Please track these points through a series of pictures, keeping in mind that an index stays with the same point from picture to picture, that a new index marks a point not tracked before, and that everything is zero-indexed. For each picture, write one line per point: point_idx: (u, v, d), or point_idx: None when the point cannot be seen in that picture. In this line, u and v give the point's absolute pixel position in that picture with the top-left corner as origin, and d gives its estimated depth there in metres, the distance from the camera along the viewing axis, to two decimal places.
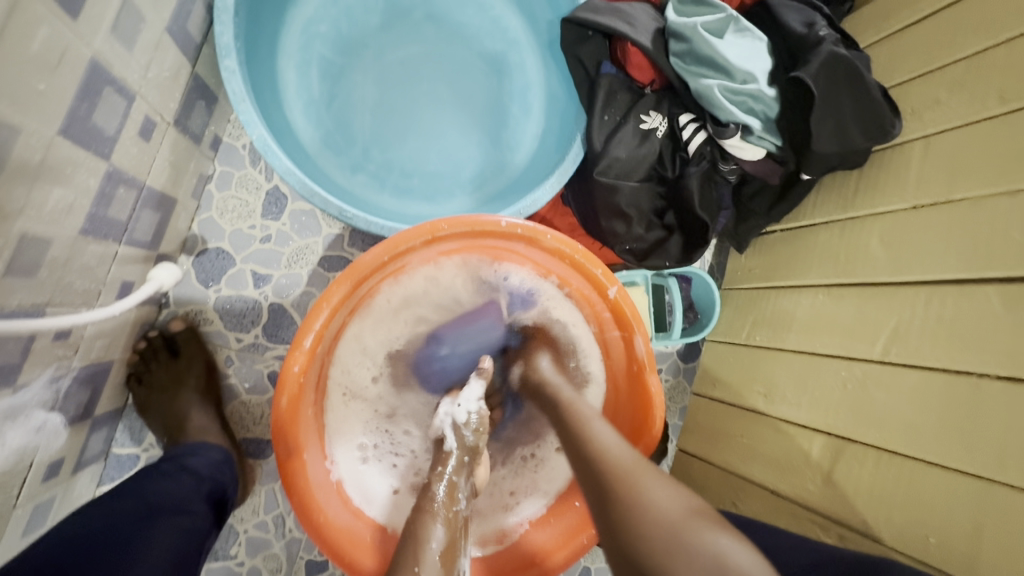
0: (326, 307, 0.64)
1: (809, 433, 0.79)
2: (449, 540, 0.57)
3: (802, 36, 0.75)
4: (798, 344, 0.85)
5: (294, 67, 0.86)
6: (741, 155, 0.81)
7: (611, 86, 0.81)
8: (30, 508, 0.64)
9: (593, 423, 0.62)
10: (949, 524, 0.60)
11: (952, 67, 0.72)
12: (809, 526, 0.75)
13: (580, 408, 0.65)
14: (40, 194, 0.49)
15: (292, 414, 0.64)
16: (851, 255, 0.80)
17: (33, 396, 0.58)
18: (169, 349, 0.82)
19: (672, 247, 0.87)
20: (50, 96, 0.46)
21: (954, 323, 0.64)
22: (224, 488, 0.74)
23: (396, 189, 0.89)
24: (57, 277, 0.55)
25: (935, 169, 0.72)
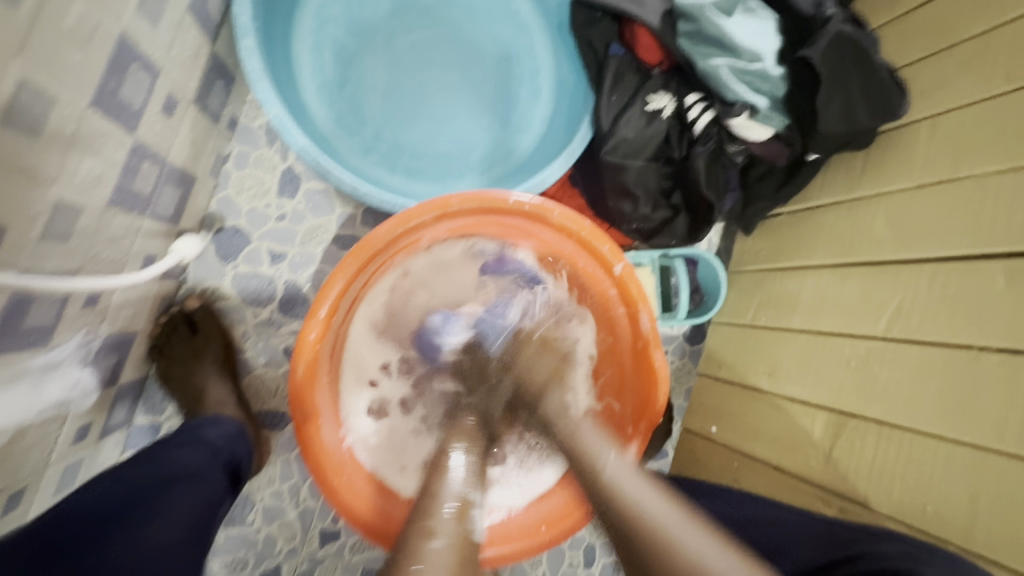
0: (341, 278, 0.67)
1: (812, 410, 0.80)
2: (462, 506, 0.55)
3: (810, 17, 0.75)
4: (802, 324, 0.86)
5: (308, 50, 0.88)
6: (747, 135, 0.82)
7: (619, 67, 0.83)
8: (60, 468, 0.68)
9: (596, 450, 0.59)
10: (946, 494, 0.61)
11: (961, 46, 0.72)
12: (810, 500, 0.76)
13: (581, 430, 0.63)
14: (73, 164, 0.51)
15: (309, 381, 0.67)
16: (856, 235, 0.81)
17: (65, 359, 0.61)
18: (188, 325, 0.85)
19: (677, 227, 0.89)
20: (83, 69, 0.49)
21: (956, 300, 0.65)
22: (239, 460, 0.78)
23: (407, 170, 0.91)
24: (87, 245, 0.58)
25: (941, 149, 0.72)
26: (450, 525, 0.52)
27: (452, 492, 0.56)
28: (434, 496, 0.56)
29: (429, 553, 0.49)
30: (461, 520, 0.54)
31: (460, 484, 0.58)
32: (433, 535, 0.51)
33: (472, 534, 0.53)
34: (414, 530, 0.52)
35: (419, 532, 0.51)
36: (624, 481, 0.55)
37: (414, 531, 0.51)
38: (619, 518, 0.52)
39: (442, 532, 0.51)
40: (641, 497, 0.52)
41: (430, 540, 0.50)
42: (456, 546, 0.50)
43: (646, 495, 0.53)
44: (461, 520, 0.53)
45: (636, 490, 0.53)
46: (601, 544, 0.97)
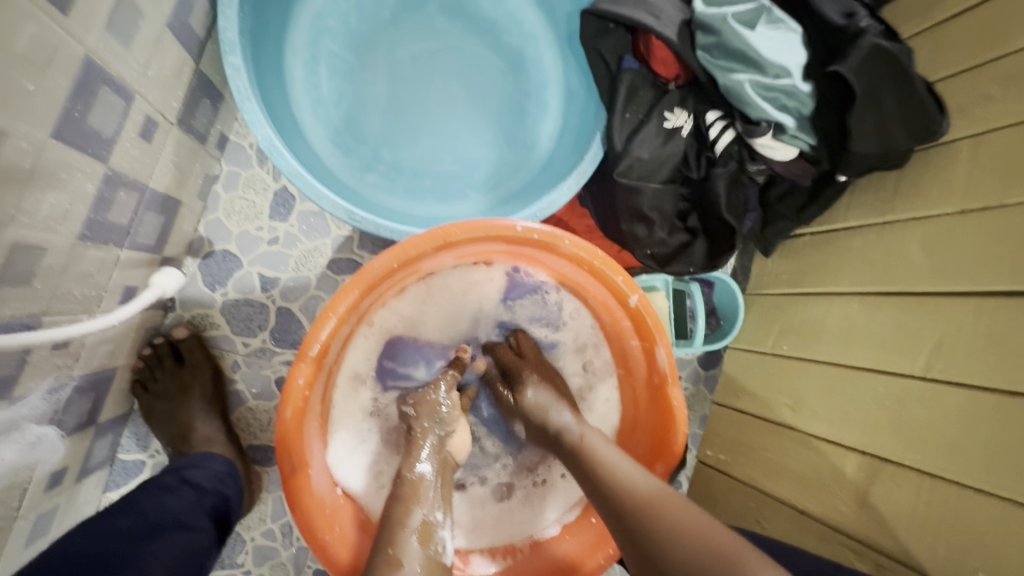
0: (333, 317, 0.61)
1: (842, 451, 0.74)
2: (425, 533, 0.58)
3: (841, 29, 0.70)
4: (829, 355, 0.80)
5: (302, 63, 0.83)
6: (772, 155, 0.76)
7: (633, 82, 0.77)
8: (32, 519, 0.63)
9: (594, 441, 0.61)
10: (999, 559, 0.55)
11: (1006, 59, 0.66)
12: (841, 550, 0.71)
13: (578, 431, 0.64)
14: (33, 201, 0.47)
15: (298, 427, 0.62)
16: (889, 262, 0.75)
17: (30, 408, 0.56)
18: (174, 356, 0.80)
19: (696, 252, 0.82)
20: (40, 96, 0.44)
21: (1006, 340, 0.59)
22: (227, 502, 0.72)
23: (407, 190, 0.86)
24: (54, 285, 0.53)
25: (985, 171, 0.66)
26: (417, 553, 0.56)
27: (416, 517, 0.59)
28: (400, 523, 0.58)
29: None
30: (426, 545, 0.57)
31: (424, 506, 0.60)
32: (400, 564, 0.54)
33: (437, 555, 0.57)
34: (378, 561, 0.55)
35: (386, 562, 0.54)
36: (618, 464, 0.58)
37: (379, 561, 0.54)
38: (612, 501, 0.55)
39: (411, 560, 0.55)
40: (631, 476, 0.55)
41: (398, 572, 0.54)
42: (425, 572, 0.55)
43: (638, 475, 0.56)
44: (426, 547, 0.57)
45: (628, 470, 0.56)
46: None
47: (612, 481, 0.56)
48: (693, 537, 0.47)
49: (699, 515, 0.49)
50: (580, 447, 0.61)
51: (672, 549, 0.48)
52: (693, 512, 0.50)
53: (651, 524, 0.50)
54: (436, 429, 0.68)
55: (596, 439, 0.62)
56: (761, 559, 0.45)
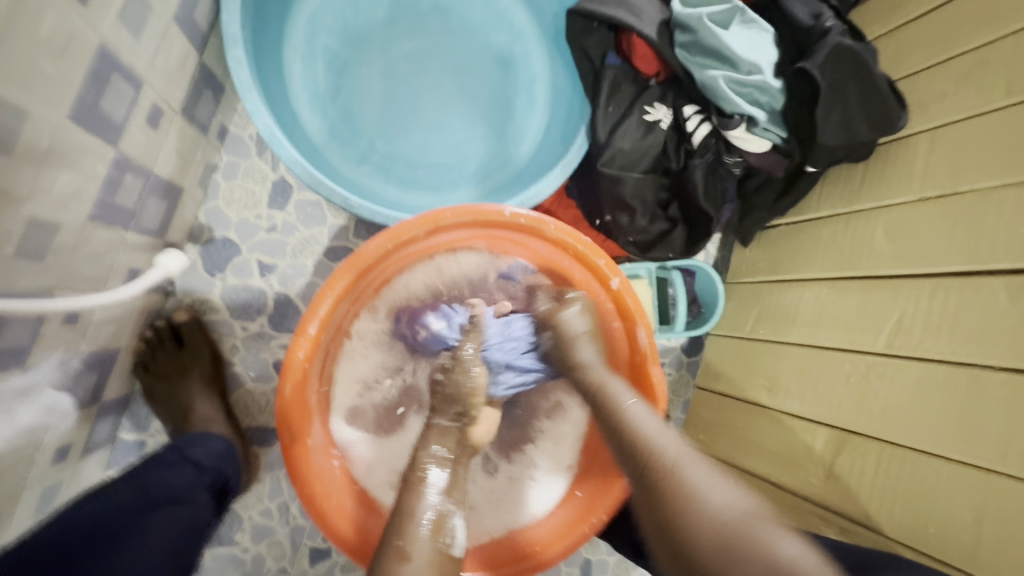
0: (331, 295, 0.65)
1: (812, 426, 0.78)
2: (437, 523, 0.57)
3: (809, 28, 0.75)
4: (801, 338, 0.85)
5: (300, 58, 0.87)
6: (746, 147, 0.80)
7: (615, 78, 0.82)
8: (39, 490, 0.65)
9: (619, 393, 0.62)
10: (949, 517, 0.59)
11: (960, 58, 0.71)
12: (811, 519, 0.75)
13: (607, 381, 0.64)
14: (48, 179, 0.50)
15: (297, 400, 0.65)
16: (856, 249, 0.80)
17: (40, 381, 0.59)
18: (175, 339, 0.83)
19: (675, 240, 0.88)
20: (58, 82, 0.47)
21: (957, 317, 0.64)
22: (226, 478, 0.75)
23: (401, 180, 0.89)
24: (64, 262, 0.56)
25: (942, 161, 0.71)
26: (425, 545, 0.55)
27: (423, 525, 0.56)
28: (410, 513, 0.57)
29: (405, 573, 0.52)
30: (437, 536, 0.56)
31: (436, 495, 0.59)
32: (408, 557, 0.53)
33: (447, 548, 0.56)
34: (388, 551, 0.54)
35: (392, 553, 0.53)
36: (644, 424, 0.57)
37: (387, 552, 0.54)
38: (637, 455, 0.55)
39: (418, 548, 0.54)
40: (658, 436, 0.55)
41: (405, 562, 0.53)
42: (433, 560, 0.54)
43: (663, 436, 0.56)
44: (436, 538, 0.56)
45: (653, 432, 0.56)
46: (597, 560, 0.95)
47: (637, 436, 0.56)
48: (701, 515, 0.45)
49: (716, 486, 0.48)
50: (609, 391, 0.62)
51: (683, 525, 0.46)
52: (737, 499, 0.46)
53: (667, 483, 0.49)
54: (455, 422, 0.66)
55: (623, 392, 0.62)
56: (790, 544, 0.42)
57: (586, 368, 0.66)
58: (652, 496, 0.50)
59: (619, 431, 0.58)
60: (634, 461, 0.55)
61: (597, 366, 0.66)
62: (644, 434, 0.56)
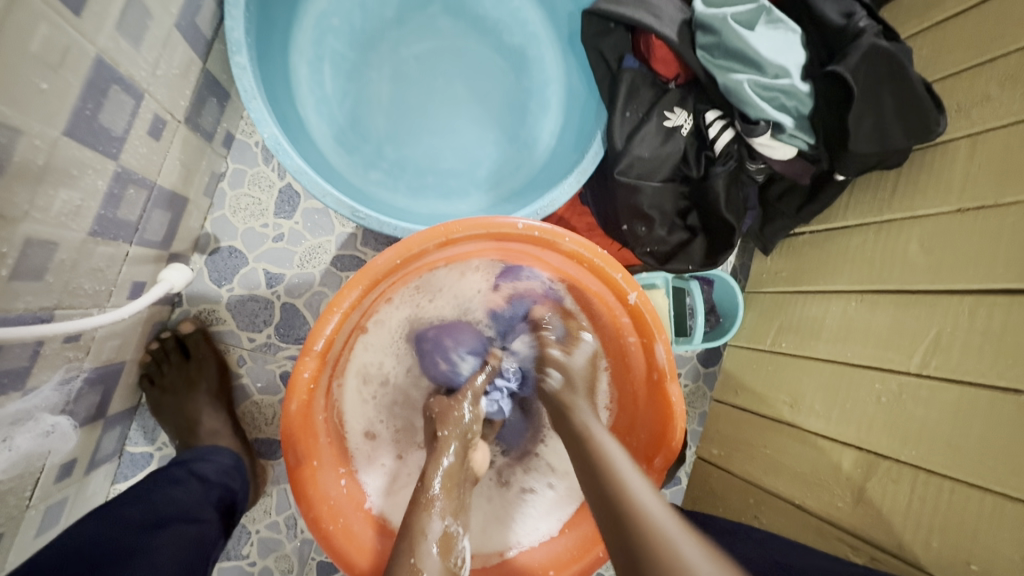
0: (338, 312, 0.62)
1: (839, 447, 0.75)
2: (445, 545, 0.59)
3: (841, 29, 0.70)
4: (827, 353, 0.81)
5: (307, 62, 0.84)
6: (770, 155, 0.77)
7: (634, 81, 0.78)
8: (43, 509, 0.64)
9: (609, 448, 0.59)
10: (992, 553, 0.56)
11: (1005, 59, 0.67)
12: (837, 545, 0.71)
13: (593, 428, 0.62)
14: (45, 197, 0.48)
15: (303, 420, 0.63)
16: (888, 261, 0.76)
17: (41, 401, 0.57)
18: (181, 350, 0.81)
19: (695, 251, 0.83)
20: (53, 96, 0.45)
21: (1001, 338, 0.60)
22: (234, 494, 0.74)
23: (410, 188, 0.87)
24: (65, 279, 0.54)
25: (984, 170, 0.67)
26: (435, 562, 0.57)
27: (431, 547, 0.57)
28: (419, 531, 0.58)
29: None
30: (445, 557, 0.58)
31: (442, 516, 0.61)
32: (419, 573, 0.54)
33: (455, 566, 0.59)
34: (399, 566, 0.55)
35: (405, 569, 0.54)
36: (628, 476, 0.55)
37: (401, 568, 0.54)
38: (621, 514, 0.52)
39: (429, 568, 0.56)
40: (645, 498, 0.52)
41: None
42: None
43: (647, 494, 0.53)
44: (445, 559, 0.58)
45: (641, 490, 0.53)
46: None
47: (622, 493, 0.53)
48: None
49: (714, 565, 0.45)
50: (596, 452, 0.59)
51: None
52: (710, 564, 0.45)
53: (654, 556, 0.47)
54: (460, 435, 0.68)
55: (613, 448, 0.59)
56: None
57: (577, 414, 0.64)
58: (641, 570, 0.47)
59: (598, 476, 0.57)
60: (617, 519, 0.52)
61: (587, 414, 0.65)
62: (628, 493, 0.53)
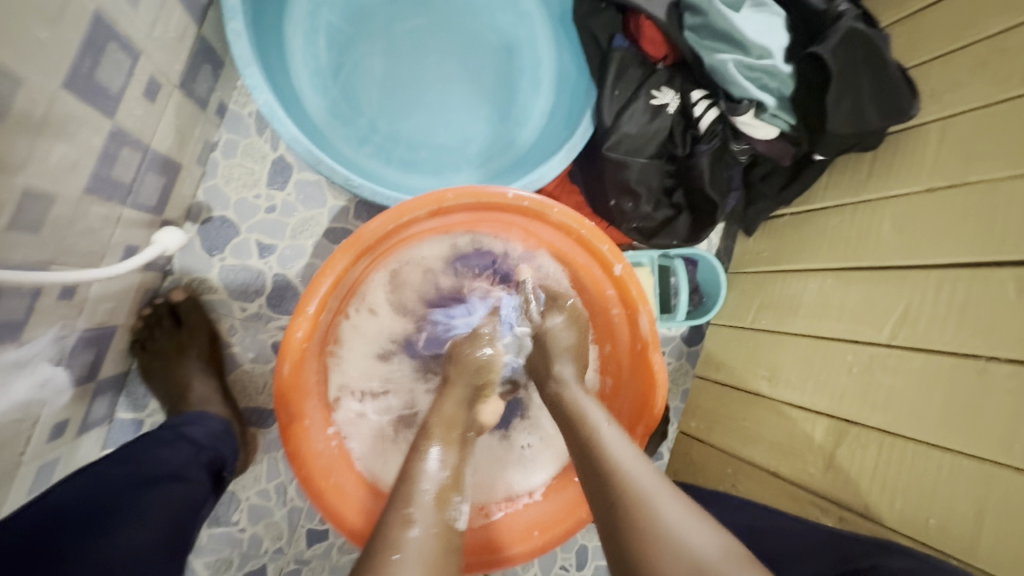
0: (330, 275, 0.64)
1: (812, 416, 0.78)
2: (442, 498, 0.55)
3: (821, 13, 0.73)
4: (804, 328, 0.84)
5: (301, 34, 0.85)
6: (753, 134, 0.79)
7: (623, 61, 0.80)
8: (34, 467, 0.65)
9: (595, 418, 0.60)
10: (950, 508, 0.59)
11: (976, 45, 0.69)
12: (808, 508, 0.75)
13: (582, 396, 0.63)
14: (44, 150, 0.49)
15: (295, 381, 0.65)
16: (861, 239, 0.79)
17: (35, 357, 0.58)
18: (173, 317, 0.82)
19: (679, 227, 0.87)
20: (52, 48, 0.46)
21: (963, 308, 0.63)
22: (223, 459, 0.75)
23: (403, 162, 0.88)
24: (60, 236, 0.55)
25: (952, 151, 0.70)
26: (429, 513, 0.52)
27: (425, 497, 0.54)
28: (409, 492, 0.54)
29: (405, 542, 0.49)
30: (442, 509, 0.54)
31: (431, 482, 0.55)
32: (412, 522, 0.51)
33: (451, 521, 0.54)
34: (391, 518, 0.52)
35: (396, 522, 0.50)
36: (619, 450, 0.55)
37: (391, 523, 0.51)
38: (610, 487, 0.52)
39: (421, 519, 0.52)
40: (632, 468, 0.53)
41: (408, 530, 0.50)
42: (439, 537, 0.51)
43: (637, 463, 0.54)
44: (441, 512, 0.53)
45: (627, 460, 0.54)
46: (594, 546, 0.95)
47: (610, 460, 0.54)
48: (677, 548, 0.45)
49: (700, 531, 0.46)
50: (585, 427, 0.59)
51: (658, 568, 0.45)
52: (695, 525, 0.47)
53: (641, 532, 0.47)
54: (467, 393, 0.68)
55: (597, 414, 0.60)
56: None
57: (564, 386, 0.65)
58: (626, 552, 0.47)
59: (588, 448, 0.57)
60: (606, 495, 0.52)
61: (573, 387, 0.65)
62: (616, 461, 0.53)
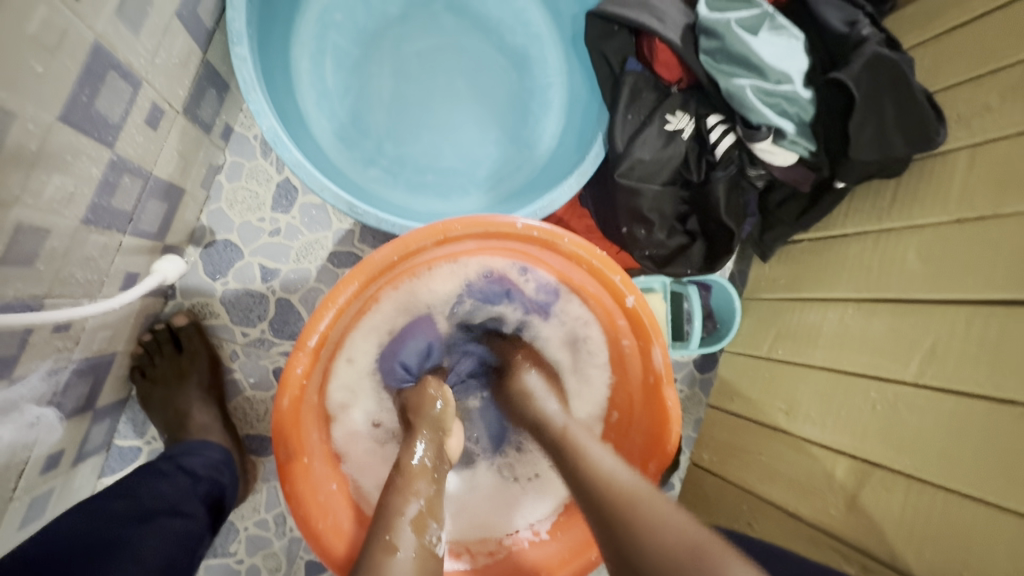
0: (332, 307, 0.61)
1: (834, 455, 0.75)
2: (421, 523, 0.57)
3: (843, 36, 0.71)
4: (823, 360, 0.81)
5: (308, 56, 0.84)
6: (771, 160, 0.77)
7: (636, 84, 0.78)
8: (27, 500, 0.63)
9: (581, 436, 0.60)
10: (985, 564, 0.56)
11: (1007, 71, 0.66)
12: (829, 553, 0.71)
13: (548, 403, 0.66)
14: (38, 182, 0.47)
15: (295, 417, 0.62)
16: (885, 269, 0.76)
17: (27, 390, 0.57)
18: (173, 343, 0.80)
19: (694, 254, 0.83)
20: (48, 80, 0.45)
21: (997, 348, 0.60)
22: (222, 490, 0.73)
23: (409, 185, 0.86)
24: (56, 267, 0.54)
25: (984, 181, 0.67)
26: (412, 540, 0.55)
27: (407, 531, 0.55)
28: (394, 512, 0.57)
29: (391, 567, 0.52)
30: (420, 534, 0.56)
31: (417, 499, 0.59)
32: (394, 550, 0.53)
33: (432, 544, 0.57)
34: (378, 542, 0.54)
35: (381, 547, 0.53)
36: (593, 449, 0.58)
37: (376, 545, 0.54)
38: (593, 487, 0.53)
39: (406, 546, 0.54)
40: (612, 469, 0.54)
41: (394, 554, 0.53)
42: (419, 558, 0.54)
43: (622, 472, 0.54)
44: (421, 537, 0.56)
45: (608, 465, 0.55)
46: None
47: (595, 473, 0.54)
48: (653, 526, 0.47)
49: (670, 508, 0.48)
50: (572, 447, 0.59)
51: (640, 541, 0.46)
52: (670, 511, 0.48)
53: (629, 526, 0.48)
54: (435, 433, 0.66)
55: (583, 435, 0.60)
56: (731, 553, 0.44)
57: (544, 406, 0.65)
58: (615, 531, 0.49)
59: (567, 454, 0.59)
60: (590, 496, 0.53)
61: (563, 419, 0.64)
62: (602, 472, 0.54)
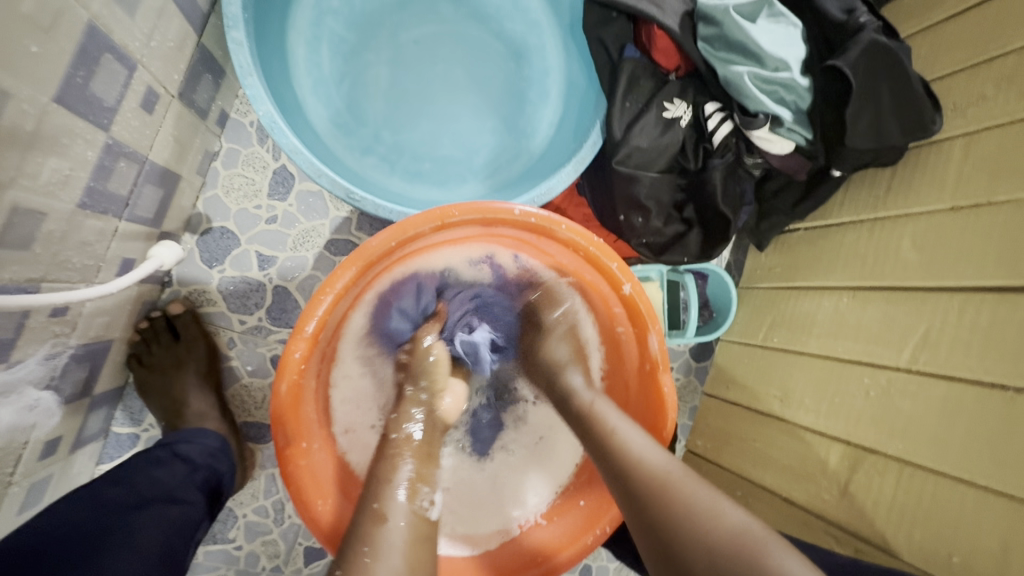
0: (330, 293, 0.61)
1: (827, 441, 0.76)
2: (411, 488, 0.60)
3: (841, 24, 0.71)
4: (818, 348, 0.82)
5: (305, 42, 0.83)
6: (768, 148, 0.77)
7: (634, 72, 0.77)
8: (25, 486, 0.63)
9: (609, 415, 0.63)
10: (973, 547, 0.57)
11: (1002, 59, 0.67)
12: (822, 537, 0.72)
13: (595, 401, 0.66)
14: (34, 164, 0.47)
15: (293, 402, 0.62)
16: (879, 257, 0.77)
17: (25, 375, 0.57)
18: (170, 331, 0.81)
19: (690, 243, 0.84)
20: (43, 61, 0.44)
21: (988, 334, 0.61)
22: (220, 477, 0.73)
23: (407, 173, 0.86)
24: (53, 251, 0.54)
25: (979, 168, 0.67)
26: (403, 506, 0.57)
27: (400, 498, 0.58)
28: (386, 479, 0.59)
29: (381, 535, 0.53)
30: (411, 501, 0.59)
31: (410, 462, 0.62)
32: (384, 518, 0.55)
33: (423, 510, 0.59)
34: (364, 513, 0.55)
35: (370, 517, 0.55)
36: (631, 438, 0.59)
37: (365, 515, 0.55)
38: (629, 473, 0.56)
39: (396, 514, 0.56)
40: (649, 455, 0.56)
41: (383, 524, 0.54)
42: (411, 528, 0.56)
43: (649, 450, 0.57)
44: (411, 501, 0.58)
45: (644, 449, 0.57)
46: (598, 566, 0.93)
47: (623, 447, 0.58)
48: (707, 527, 0.48)
49: (715, 496, 0.51)
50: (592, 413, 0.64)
51: (684, 537, 0.49)
52: (710, 495, 0.51)
53: (666, 514, 0.51)
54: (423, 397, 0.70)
55: (609, 411, 0.63)
56: (786, 553, 0.46)
57: (578, 395, 0.68)
58: (645, 509, 0.53)
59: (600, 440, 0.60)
60: (628, 484, 0.55)
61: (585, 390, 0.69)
62: (633, 454, 0.57)
